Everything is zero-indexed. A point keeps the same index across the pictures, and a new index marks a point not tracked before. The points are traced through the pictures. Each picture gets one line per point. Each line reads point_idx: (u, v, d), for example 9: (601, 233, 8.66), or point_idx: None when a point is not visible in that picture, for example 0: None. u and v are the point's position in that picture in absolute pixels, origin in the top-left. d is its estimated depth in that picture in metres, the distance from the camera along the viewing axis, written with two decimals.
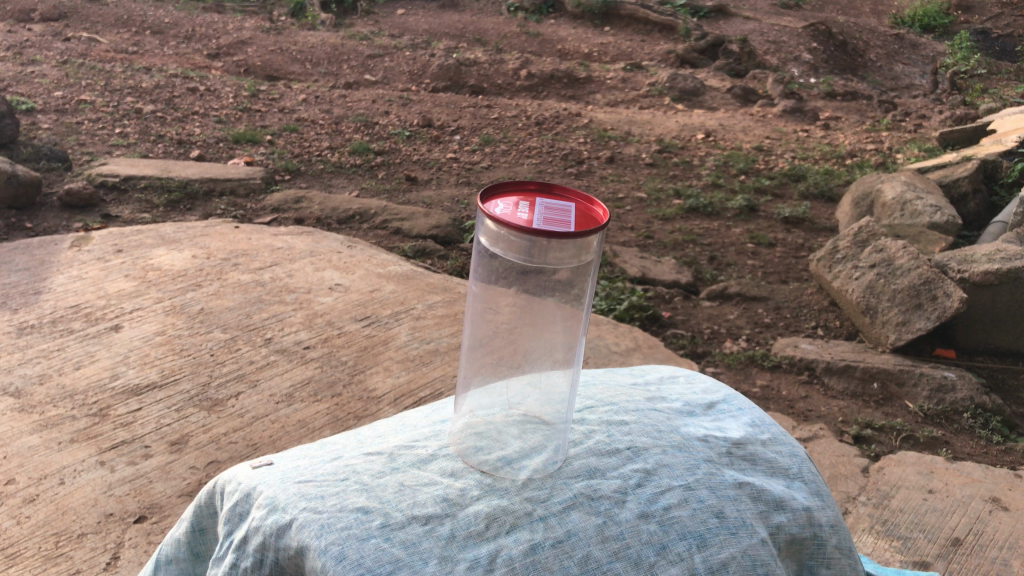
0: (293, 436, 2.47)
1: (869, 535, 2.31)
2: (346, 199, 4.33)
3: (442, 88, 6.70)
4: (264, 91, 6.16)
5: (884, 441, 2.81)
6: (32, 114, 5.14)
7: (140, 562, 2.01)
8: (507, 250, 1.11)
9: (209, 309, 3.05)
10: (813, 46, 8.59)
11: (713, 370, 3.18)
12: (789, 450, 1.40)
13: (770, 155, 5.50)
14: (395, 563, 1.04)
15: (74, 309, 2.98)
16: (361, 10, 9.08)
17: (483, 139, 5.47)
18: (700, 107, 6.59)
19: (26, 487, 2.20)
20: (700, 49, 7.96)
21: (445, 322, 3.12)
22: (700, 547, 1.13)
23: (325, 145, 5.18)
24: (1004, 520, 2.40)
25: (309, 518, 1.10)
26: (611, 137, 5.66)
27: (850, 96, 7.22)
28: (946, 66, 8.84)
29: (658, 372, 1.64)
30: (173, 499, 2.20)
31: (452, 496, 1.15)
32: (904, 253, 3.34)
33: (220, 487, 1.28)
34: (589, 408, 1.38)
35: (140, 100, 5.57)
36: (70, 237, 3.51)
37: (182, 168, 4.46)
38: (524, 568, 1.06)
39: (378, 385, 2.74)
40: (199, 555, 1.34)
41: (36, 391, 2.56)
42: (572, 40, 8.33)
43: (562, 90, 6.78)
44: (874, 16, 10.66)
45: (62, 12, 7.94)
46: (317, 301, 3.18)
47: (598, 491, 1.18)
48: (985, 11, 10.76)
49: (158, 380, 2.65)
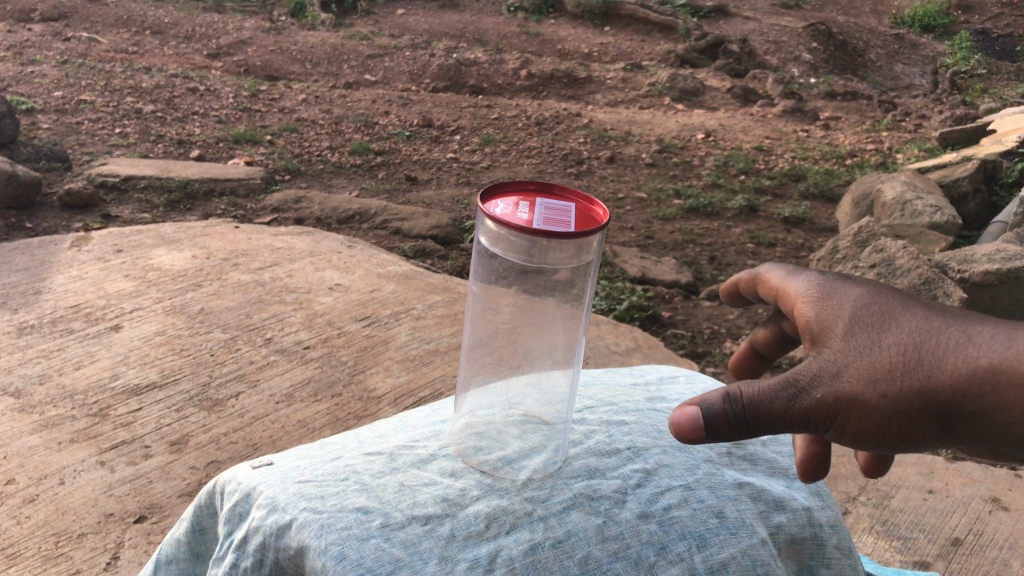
0: (293, 436, 2.47)
1: (870, 535, 2.32)
2: (346, 199, 4.33)
3: (442, 88, 6.70)
4: (264, 91, 6.17)
5: None
6: (32, 114, 5.13)
7: (139, 562, 2.01)
8: (498, 246, 1.12)
9: (209, 309, 3.05)
10: (813, 46, 8.59)
11: (713, 371, 3.19)
12: (789, 450, 1.41)
13: (770, 155, 5.50)
14: (395, 563, 1.04)
15: (74, 309, 2.98)
16: (361, 10, 9.08)
17: (483, 139, 5.47)
18: (700, 107, 6.59)
19: (25, 487, 2.20)
20: (700, 49, 7.96)
21: (445, 322, 3.11)
22: (700, 547, 1.13)
23: (325, 145, 5.18)
24: (1004, 520, 2.39)
25: (309, 518, 1.09)
26: (611, 137, 5.65)
27: (850, 96, 7.22)
28: (946, 66, 8.85)
29: (658, 373, 1.64)
30: (173, 499, 2.20)
31: (452, 495, 1.15)
32: (904, 253, 3.31)
33: (219, 487, 1.28)
34: (589, 408, 1.38)
35: (140, 101, 5.57)
36: (70, 237, 3.51)
37: (183, 168, 4.46)
38: (524, 568, 1.07)
39: (378, 385, 2.73)
40: (199, 555, 1.34)
41: (36, 390, 2.57)
42: (572, 40, 8.33)
43: (562, 90, 6.78)
44: (874, 16, 10.63)
45: (62, 12, 7.94)
46: (317, 300, 3.18)
47: (598, 491, 1.18)
48: (985, 11, 10.74)
49: (158, 380, 2.65)
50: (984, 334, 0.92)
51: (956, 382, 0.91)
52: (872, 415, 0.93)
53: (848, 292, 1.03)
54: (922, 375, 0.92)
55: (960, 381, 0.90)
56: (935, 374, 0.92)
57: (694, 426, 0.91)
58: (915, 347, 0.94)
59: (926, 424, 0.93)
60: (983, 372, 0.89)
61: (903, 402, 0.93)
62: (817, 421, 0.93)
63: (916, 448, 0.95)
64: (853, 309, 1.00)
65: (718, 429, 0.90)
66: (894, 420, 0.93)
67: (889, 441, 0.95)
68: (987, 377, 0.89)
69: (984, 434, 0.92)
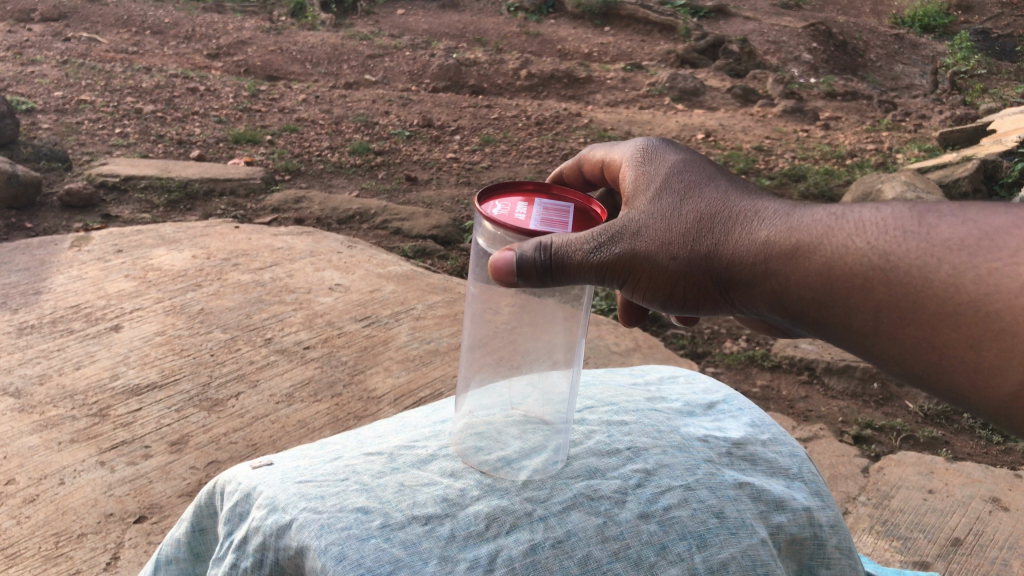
0: (293, 436, 2.47)
1: (869, 534, 2.32)
2: (346, 199, 4.33)
3: (442, 88, 6.70)
4: (264, 91, 6.17)
5: (884, 441, 2.81)
6: (32, 114, 5.13)
7: (139, 562, 2.01)
8: (486, 239, 1.15)
9: (209, 309, 3.05)
10: (813, 46, 8.59)
11: (713, 370, 3.19)
12: (789, 450, 1.40)
13: (770, 155, 5.50)
14: (395, 563, 1.04)
15: (74, 309, 2.99)
16: (361, 10, 9.08)
17: (483, 139, 5.48)
18: (700, 107, 6.59)
19: (26, 487, 2.20)
20: (700, 48, 7.95)
21: (446, 322, 3.10)
22: (700, 547, 1.13)
23: (325, 145, 5.18)
24: (1004, 520, 2.39)
25: (309, 518, 1.09)
26: (611, 137, 5.66)
27: (850, 96, 7.22)
28: (946, 66, 8.84)
29: (658, 372, 1.65)
30: (173, 499, 2.20)
31: (452, 496, 1.15)
32: None
33: (220, 487, 1.28)
34: (589, 408, 1.38)
35: (140, 101, 5.57)
36: (70, 237, 3.51)
37: (182, 168, 4.46)
38: (524, 568, 1.07)
39: (378, 385, 2.74)
40: (199, 555, 1.35)
41: (36, 391, 2.57)
42: (572, 40, 8.33)
43: (563, 90, 6.78)
44: (874, 16, 10.62)
45: (62, 12, 7.94)
46: (317, 300, 3.18)
47: (598, 491, 1.18)
48: (985, 11, 10.73)
49: (158, 380, 2.65)
50: (768, 210, 1.09)
51: (734, 251, 1.07)
52: (662, 274, 1.09)
53: (668, 161, 1.19)
54: (709, 239, 1.09)
55: (738, 251, 1.07)
56: (719, 240, 1.08)
57: (509, 268, 1.05)
58: (709, 215, 1.10)
59: (704, 285, 1.10)
60: (755, 243, 1.07)
61: (687, 265, 1.09)
62: (615, 272, 1.08)
63: (695, 307, 1.12)
64: (667, 176, 1.16)
65: (533, 275, 1.05)
66: (678, 278, 1.10)
67: (672, 296, 1.12)
68: (757, 250, 1.06)
69: (750, 298, 1.09)
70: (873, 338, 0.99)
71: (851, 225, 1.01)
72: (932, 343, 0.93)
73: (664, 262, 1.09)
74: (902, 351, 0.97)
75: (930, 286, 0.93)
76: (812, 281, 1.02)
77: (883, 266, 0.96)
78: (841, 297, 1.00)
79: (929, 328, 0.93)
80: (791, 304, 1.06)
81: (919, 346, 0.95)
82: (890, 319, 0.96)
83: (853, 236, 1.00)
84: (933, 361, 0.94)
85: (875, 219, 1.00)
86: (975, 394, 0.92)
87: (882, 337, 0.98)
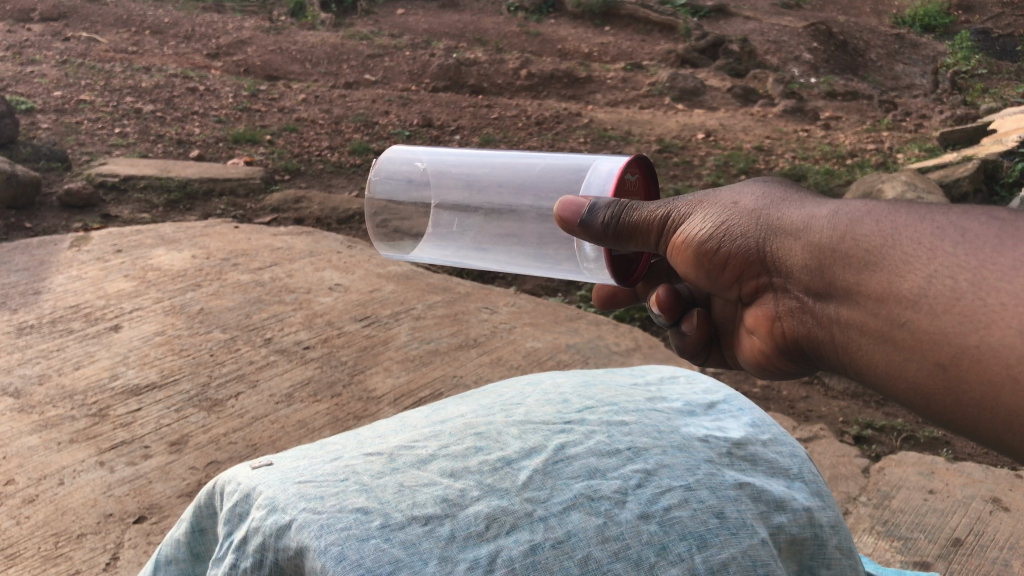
0: (293, 436, 2.47)
1: (870, 535, 2.32)
2: (346, 199, 4.33)
3: (442, 88, 6.69)
4: (264, 91, 6.16)
5: (884, 441, 2.82)
6: (32, 114, 5.13)
7: (139, 562, 2.01)
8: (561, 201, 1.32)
9: (209, 309, 3.04)
10: (813, 46, 8.58)
11: (714, 370, 3.19)
12: (790, 450, 1.40)
13: (770, 155, 5.49)
14: (395, 563, 1.04)
15: (74, 309, 2.98)
16: (361, 10, 9.06)
17: (483, 139, 5.47)
18: (700, 107, 6.58)
19: (25, 487, 2.20)
20: (700, 49, 7.94)
21: (445, 322, 3.09)
22: (700, 547, 1.13)
23: (325, 145, 5.18)
24: (1005, 519, 2.37)
25: (309, 518, 1.09)
26: (611, 137, 5.65)
27: (850, 96, 7.21)
28: (946, 66, 8.83)
29: (658, 373, 1.65)
30: (173, 499, 2.20)
31: (452, 496, 1.15)
32: None
33: (219, 487, 1.28)
34: (589, 408, 1.37)
35: (140, 100, 5.57)
36: (70, 237, 3.50)
37: (182, 167, 4.45)
38: (525, 568, 1.06)
39: (378, 385, 2.73)
40: (198, 555, 1.34)
41: (36, 390, 2.57)
42: (572, 40, 8.32)
43: (563, 90, 6.77)
44: (874, 16, 10.59)
45: (62, 12, 7.92)
46: (317, 300, 3.17)
47: (598, 491, 1.17)
48: (986, 11, 10.70)
49: (158, 380, 2.65)
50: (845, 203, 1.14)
51: (796, 214, 1.14)
52: (715, 230, 1.20)
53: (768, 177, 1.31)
54: (775, 206, 1.17)
55: (793, 217, 1.13)
56: (785, 208, 1.16)
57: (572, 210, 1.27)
58: (782, 195, 1.19)
59: (748, 249, 1.18)
60: (817, 214, 1.11)
61: (739, 227, 1.19)
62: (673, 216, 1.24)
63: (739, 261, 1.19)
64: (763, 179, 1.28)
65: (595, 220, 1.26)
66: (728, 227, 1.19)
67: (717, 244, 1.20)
68: (814, 218, 1.11)
69: (794, 259, 1.12)
70: (909, 311, 0.95)
71: (934, 209, 1.00)
72: (977, 320, 0.89)
73: (715, 222, 1.21)
74: (937, 328, 0.92)
75: (995, 263, 0.89)
76: (864, 243, 1.02)
77: (955, 238, 0.94)
78: (891, 260, 0.98)
79: (979, 301, 0.89)
80: (834, 272, 1.06)
81: (959, 323, 0.90)
82: (938, 287, 0.93)
83: (931, 215, 0.99)
84: (971, 343, 0.89)
85: (967, 210, 0.97)
86: (1006, 385, 0.86)
87: (921, 309, 0.94)
